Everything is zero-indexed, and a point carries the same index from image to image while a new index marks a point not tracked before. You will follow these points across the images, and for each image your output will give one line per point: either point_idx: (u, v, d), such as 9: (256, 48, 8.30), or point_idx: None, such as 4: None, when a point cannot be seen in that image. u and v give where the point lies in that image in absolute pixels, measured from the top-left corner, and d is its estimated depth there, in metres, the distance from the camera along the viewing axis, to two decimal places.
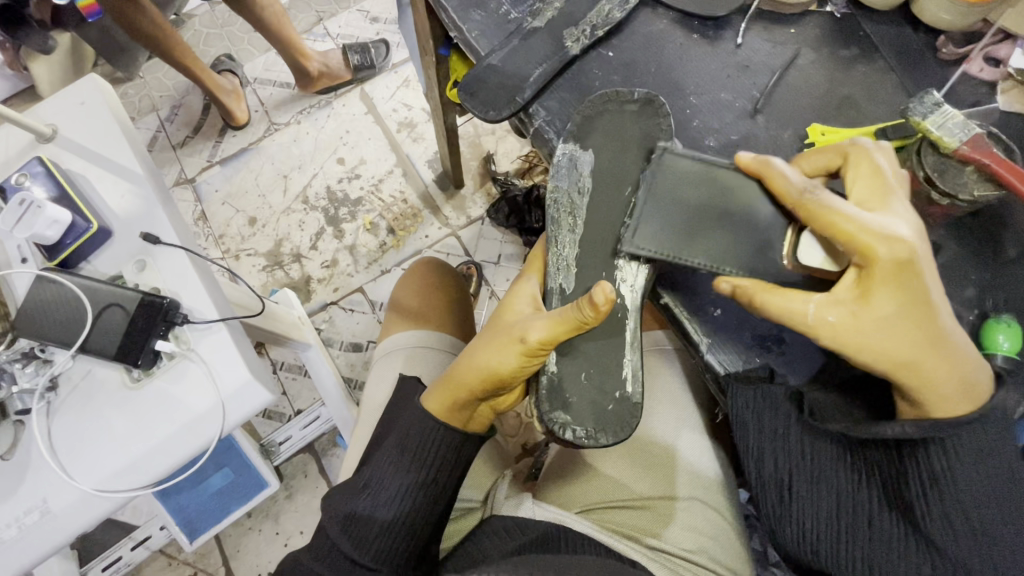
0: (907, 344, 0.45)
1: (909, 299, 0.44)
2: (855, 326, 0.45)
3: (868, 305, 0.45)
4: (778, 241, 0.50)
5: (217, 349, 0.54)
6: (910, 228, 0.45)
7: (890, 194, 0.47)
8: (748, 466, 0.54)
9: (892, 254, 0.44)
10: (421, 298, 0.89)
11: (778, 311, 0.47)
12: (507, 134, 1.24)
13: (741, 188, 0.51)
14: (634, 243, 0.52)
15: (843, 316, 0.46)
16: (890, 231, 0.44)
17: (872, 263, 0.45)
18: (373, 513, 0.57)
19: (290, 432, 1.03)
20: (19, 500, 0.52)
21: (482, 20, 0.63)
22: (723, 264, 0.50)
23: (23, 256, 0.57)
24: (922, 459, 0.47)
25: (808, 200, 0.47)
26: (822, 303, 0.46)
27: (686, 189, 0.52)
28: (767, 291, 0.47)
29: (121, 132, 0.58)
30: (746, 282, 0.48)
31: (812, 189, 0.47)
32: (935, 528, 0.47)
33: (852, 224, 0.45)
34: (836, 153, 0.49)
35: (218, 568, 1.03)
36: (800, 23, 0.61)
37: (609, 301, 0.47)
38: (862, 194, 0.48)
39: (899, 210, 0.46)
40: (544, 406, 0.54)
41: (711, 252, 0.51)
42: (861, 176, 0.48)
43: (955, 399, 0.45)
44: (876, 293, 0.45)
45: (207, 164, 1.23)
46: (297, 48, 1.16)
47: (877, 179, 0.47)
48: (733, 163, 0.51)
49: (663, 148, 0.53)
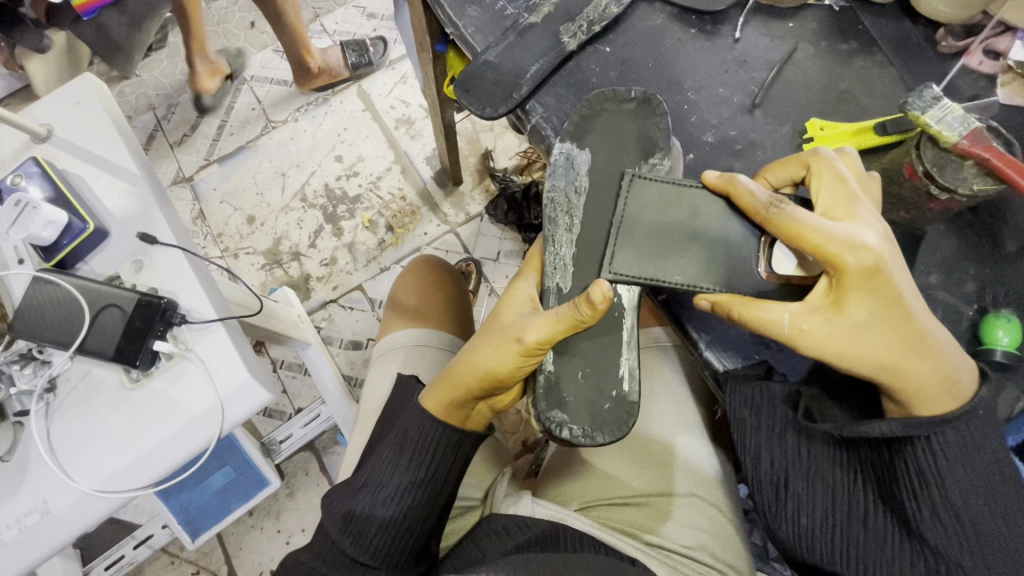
0: (885, 346, 0.45)
1: (884, 302, 0.44)
2: (830, 332, 0.45)
3: (843, 313, 0.45)
4: (752, 256, 0.50)
5: (214, 349, 0.54)
6: (877, 234, 0.44)
7: (855, 201, 0.46)
8: (746, 465, 0.54)
9: (861, 262, 0.43)
10: (420, 296, 0.89)
11: (755, 322, 0.47)
12: (505, 130, 1.23)
13: (709, 206, 0.51)
14: (613, 268, 0.52)
15: (818, 324, 0.45)
16: (854, 238, 0.44)
17: (843, 272, 0.44)
18: (373, 511, 0.58)
19: (290, 430, 1.03)
20: (19, 502, 0.51)
21: (478, 16, 0.62)
22: (699, 281, 0.50)
23: (19, 257, 0.57)
24: (909, 457, 0.47)
25: (774, 214, 0.46)
26: (797, 312, 0.46)
27: (662, 208, 0.52)
28: (743, 304, 0.47)
29: (116, 132, 0.58)
30: (721, 295, 0.49)
31: (777, 203, 0.47)
32: (926, 526, 0.47)
33: (818, 235, 0.44)
34: (798, 164, 0.49)
35: (221, 566, 1.03)
36: (799, 16, 0.61)
37: (606, 299, 0.48)
38: (828, 202, 0.47)
39: (865, 217, 0.45)
40: (540, 405, 0.53)
41: (687, 270, 0.51)
42: (825, 184, 0.48)
43: (936, 398, 0.45)
44: (850, 299, 0.44)
45: (205, 163, 1.23)
46: (300, 40, 1.14)
47: (840, 186, 0.47)
48: (701, 183, 0.52)
49: (631, 174, 0.53)
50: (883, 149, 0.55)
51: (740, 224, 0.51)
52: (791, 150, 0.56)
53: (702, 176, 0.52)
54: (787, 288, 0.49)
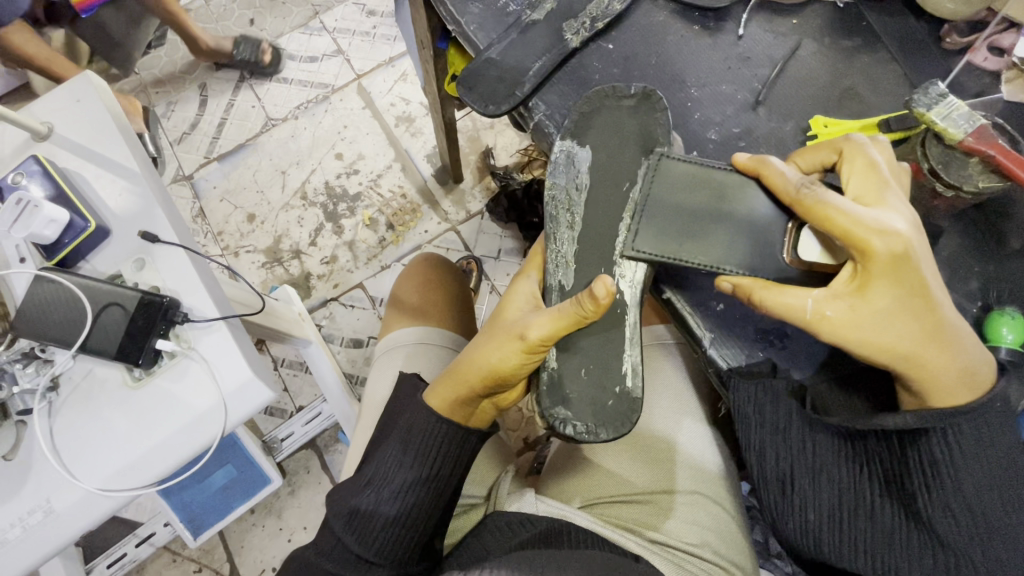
0: (906, 334, 0.45)
1: (906, 290, 0.44)
2: (852, 320, 0.45)
3: (866, 298, 0.45)
4: (777, 242, 0.50)
5: (216, 346, 0.54)
6: (906, 221, 0.44)
7: (885, 188, 0.46)
8: (750, 461, 0.54)
9: (888, 247, 0.43)
10: (421, 294, 0.89)
11: (777, 307, 0.46)
12: (506, 128, 1.23)
13: (739, 188, 0.51)
14: (634, 245, 0.52)
15: (842, 310, 0.45)
16: (883, 223, 0.44)
17: (868, 257, 0.44)
18: (377, 508, 0.57)
19: (292, 429, 1.03)
20: (22, 501, 0.51)
21: (480, 13, 0.62)
22: (723, 263, 0.50)
23: (21, 256, 0.56)
24: (923, 449, 0.47)
25: (804, 195, 0.46)
26: (820, 298, 0.46)
27: (683, 192, 0.52)
28: (765, 288, 0.47)
29: (116, 129, 0.57)
30: (744, 279, 0.48)
31: (808, 185, 0.46)
32: (937, 519, 0.47)
33: (848, 219, 0.44)
34: (830, 149, 0.49)
35: (223, 564, 1.03)
36: (801, 14, 0.61)
37: (610, 294, 0.48)
38: (858, 187, 0.47)
39: (894, 204, 0.45)
40: (544, 402, 0.54)
41: (710, 252, 0.50)
42: (855, 171, 0.47)
43: (955, 389, 0.45)
44: (874, 286, 0.44)
45: (205, 160, 1.22)
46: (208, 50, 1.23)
47: (871, 173, 0.47)
48: (730, 165, 0.52)
49: (659, 153, 0.53)
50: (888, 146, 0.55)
51: (767, 205, 0.50)
52: (795, 147, 0.56)
53: (732, 159, 0.52)
54: (808, 274, 0.49)
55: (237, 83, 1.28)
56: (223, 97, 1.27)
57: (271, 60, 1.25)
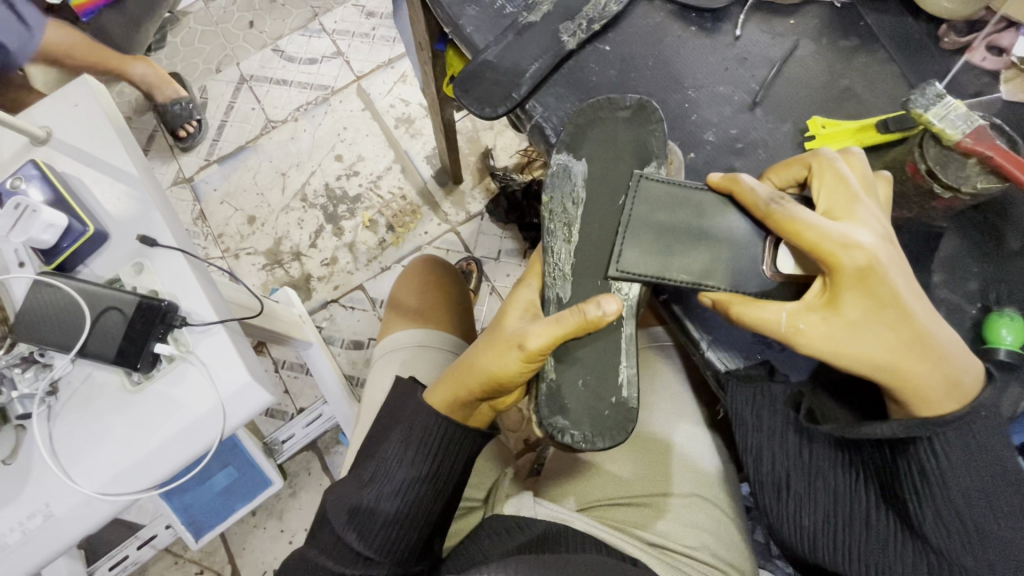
0: (884, 346, 0.44)
1: (879, 302, 0.44)
2: (826, 332, 0.45)
3: (838, 312, 0.45)
4: (757, 256, 0.50)
5: (214, 351, 0.54)
6: (873, 234, 0.44)
7: (855, 201, 0.46)
8: (747, 464, 0.54)
9: (855, 262, 0.43)
10: (420, 296, 0.89)
11: (753, 321, 0.47)
12: (505, 128, 1.23)
13: (718, 208, 0.51)
14: (620, 267, 0.51)
15: (815, 323, 0.45)
16: (848, 237, 0.44)
17: (836, 271, 0.44)
18: (377, 505, 0.57)
19: (292, 430, 1.03)
20: (21, 505, 0.52)
21: (476, 14, 0.62)
22: (705, 281, 0.50)
23: (20, 260, 0.56)
24: (913, 458, 0.47)
25: (774, 210, 0.46)
26: (795, 311, 0.46)
27: (666, 213, 0.52)
28: (742, 303, 0.47)
29: (116, 136, 0.57)
30: (723, 295, 0.49)
31: (777, 200, 0.46)
32: (927, 527, 0.47)
33: (813, 233, 0.44)
34: (801, 164, 0.49)
35: (225, 566, 1.04)
36: (799, 13, 0.60)
37: (620, 310, 0.50)
38: (828, 202, 0.47)
39: (864, 217, 0.45)
40: (544, 411, 0.53)
41: (693, 269, 0.50)
42: (825, 185, 0.47)
43: (938, 399, 0.45)
44: (845, 298, 0.44)
45: (205, 163, 1.23)
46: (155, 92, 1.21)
47: (840, 185, 0.46)
48: (705, 185, 0.51)
49: (638, 174, 0.52)
50: (885, 147, 0.54)
51: (744, 223, 0.50)
52: (792, 149, 0.56)
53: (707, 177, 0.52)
54: (791, 288, 0.50)
55: (238, 85, 1.28)
56: (223, 100, 1.28)
57: (186, 135, 1.21)
